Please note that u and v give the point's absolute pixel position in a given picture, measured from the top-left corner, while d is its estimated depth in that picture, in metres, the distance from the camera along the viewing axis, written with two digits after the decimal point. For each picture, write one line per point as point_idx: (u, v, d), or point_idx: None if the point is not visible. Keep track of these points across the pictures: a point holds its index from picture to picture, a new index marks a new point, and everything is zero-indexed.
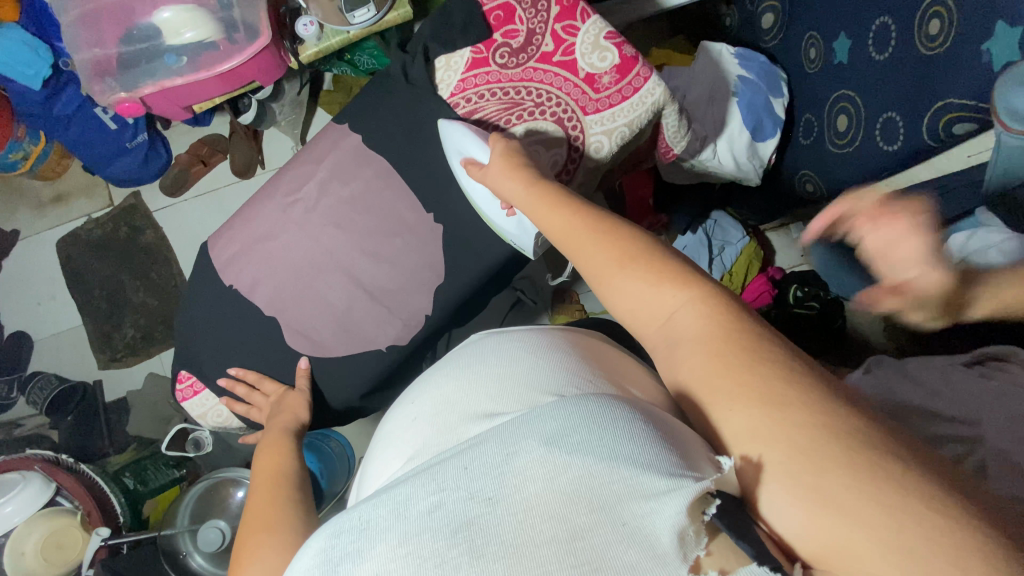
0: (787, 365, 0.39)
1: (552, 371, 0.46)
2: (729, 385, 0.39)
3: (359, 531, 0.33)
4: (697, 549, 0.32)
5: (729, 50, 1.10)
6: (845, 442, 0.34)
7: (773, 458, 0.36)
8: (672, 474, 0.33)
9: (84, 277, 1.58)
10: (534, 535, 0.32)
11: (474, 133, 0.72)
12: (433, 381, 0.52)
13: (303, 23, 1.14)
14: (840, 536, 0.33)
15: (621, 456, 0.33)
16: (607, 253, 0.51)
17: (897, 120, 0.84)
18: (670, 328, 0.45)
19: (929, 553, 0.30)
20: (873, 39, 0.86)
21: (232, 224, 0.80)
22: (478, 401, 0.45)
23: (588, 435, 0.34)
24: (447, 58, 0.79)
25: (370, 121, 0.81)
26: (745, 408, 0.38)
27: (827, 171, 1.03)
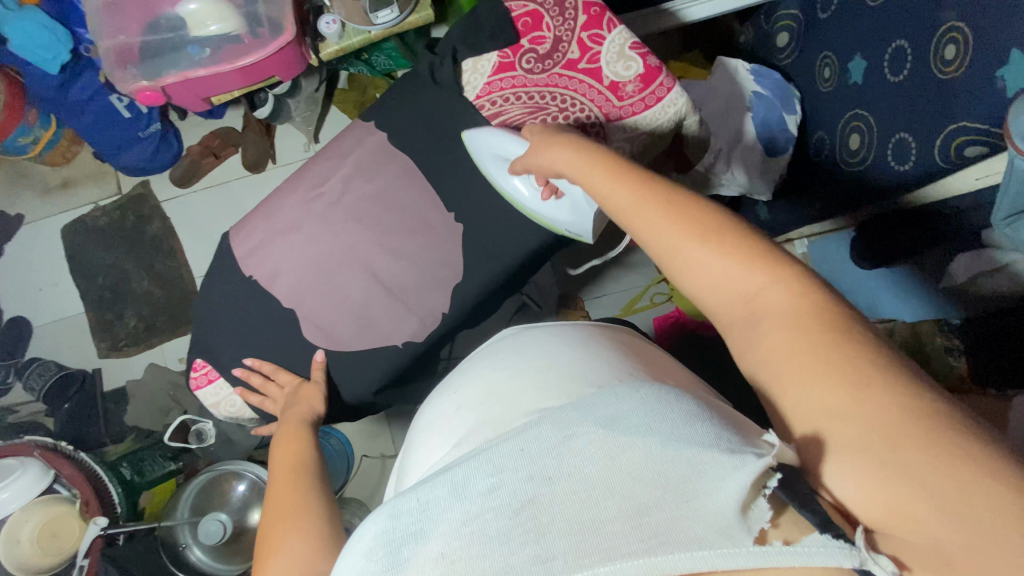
0: (870, 348, 0.39)
1: (601, 369, 0.48)
2: (806, 365, 0.40)
3: (419, 512, 0.35)
4: (763, 521, 0.34)
5: (744, 65, 1.12)
6: (923, 422, 0.35)
7: (847, 434, 0.37)
8: (733, 452, 0.35)
9: (89, 264, 1.58)
10: (602, 511, 0.33)
11: (501, 130, 0.72)
12: (475, 378, 0.54)
13: (326, 21, 1.15)
14: (909, 506, 0.34)
15: (679, 437, 0.35)
16: (678, 230, 0.49)
17: (909, 141, 0.86)
18: (754, 306, 0.45)
19: (1002, 526, 0.31)
20: (889, 61, 0.88)
21: (254, 215, 0.80)
22: (524, 393, 0.48)
23: (643, 417, 0.36)
24: (475, 61, 0.80)
25: (396, 120, 0.81)
26: (819, 387, 0.39)
27: (838, 187, 1.04)
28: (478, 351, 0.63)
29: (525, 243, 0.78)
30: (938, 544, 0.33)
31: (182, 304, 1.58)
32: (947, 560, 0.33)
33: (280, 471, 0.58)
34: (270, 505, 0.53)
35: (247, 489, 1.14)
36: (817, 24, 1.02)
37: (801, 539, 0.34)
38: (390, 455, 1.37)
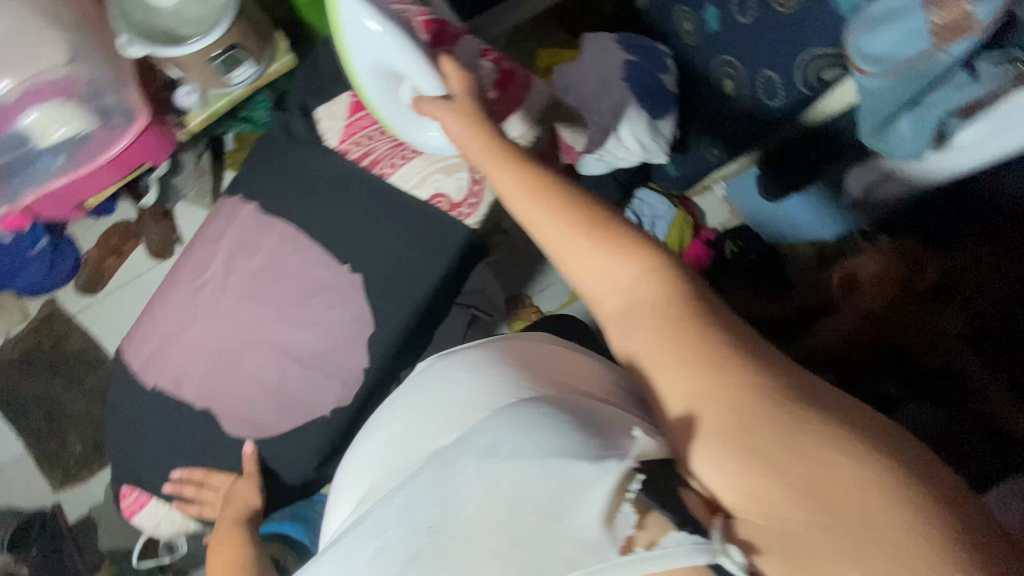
0: (735, 337, 0.42)
1: (485, 375, 0.49)
2: (678, 356, 0.42)
3: (343, 561, 0.43)
4: (629, 528, 0.37)
5: (612, 37, 1.13)
6: (772, 404, 0.39)
7: (711, 420, 0.40)
8: (597, 460, 0.39)
9: (14, 400, 1.49)
10: (486, 544, 0.39)
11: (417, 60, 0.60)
12: (383, 414, 0.55)
13: (183, 91, 1.10)
14: (762, 487, 0.38)
15: (551, 454, 0.39)
16: (566, 226, 0.49)
17: (774, 77, 0.87)
18: (632, 301, 0.46)
19: (836, 494, 0.36)
20: (733, 5, 0.89)
21: (143, 323, 0.77)
22: (423, 429, 0.49)
23: (519, 445, 0.40)
24: (330, 107, 0.79)
25: (261, 186, 0.78)
26: (689, 374, 0.42)
27: (728, 134, 1.04)
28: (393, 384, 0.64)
29: (424, 278, 0.76)
30: (782, 519, 0.37)
31: None
32: (790, 534, 0.37)
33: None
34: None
35: None
36: None
37: (664, 540, 0.36)
38: None
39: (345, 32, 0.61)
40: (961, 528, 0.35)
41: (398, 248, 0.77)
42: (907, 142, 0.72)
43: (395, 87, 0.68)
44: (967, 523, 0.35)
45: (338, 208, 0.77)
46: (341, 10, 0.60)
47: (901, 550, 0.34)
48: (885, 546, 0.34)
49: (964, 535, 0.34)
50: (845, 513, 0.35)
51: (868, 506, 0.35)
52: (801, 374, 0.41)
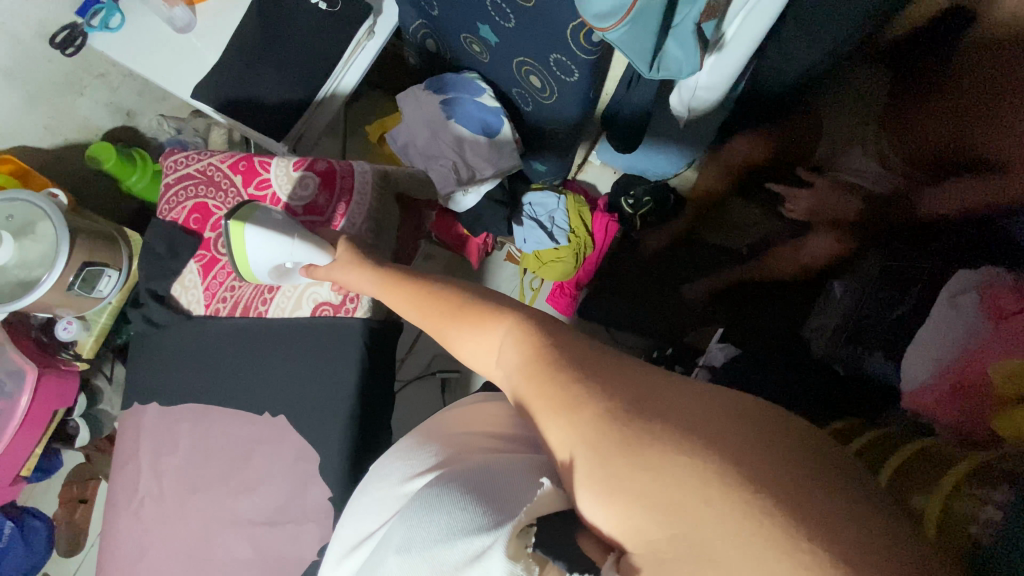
0: (582, 370, 0.41)
1: (416, 458, 0.53)
2: (542, 406, 0.41)
3: None
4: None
5: (422, 87, 1.20)
6: (621, 428, 0.36)
7: (581, 464, 0.38)
8: (491, 525, 0.39)
9: None
10: None
11: (307, 246, 0.73)
12: (347, 520, 0.59)
13: (63, 326, 1.10)
14: (631, 516, 0.35)
15: (452, 532, 0.41)
16: (451, 321, 0.53)
17: (562, 58, 0.91)
18: (504, 360, 0.46)
19: (691, 506, 0.32)
20: (496, 16, 0.95)
21: (120, 549, 0.81)
22: (375, 517, 0.53)
23: (433, 531, 0.42)
24: (183, 283, 0.85)
25: (162, 384, 0.84)
26: (553, 424, 0.40)
27: (562, 119, 1.09)
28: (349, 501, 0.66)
29: (343, 391, 0.77)
30: (650, 542, 0.34)
31: None
32: (661, 559, 0.34)
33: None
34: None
35: None
36: (437, 25, 1.10)
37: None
38: None
39: (248, 252, 0.73)
40: (813, 514, 0.30)
41: (304, 379, 0.78)
42: (683, 59, 0.77)
43: (284, 281, 0.78)
44: (822, 508, 0.30)
45: (236, 364, 0.81)
46: (246, 238, 0.72)
47: (750, 547, 0.30)
48: (739, 549, 0.31)
49: (823, 520, 0.30)
50: (702, 525, 0.32)
51: (716, 506, 0.32)
52: (661, 386, 0.39)
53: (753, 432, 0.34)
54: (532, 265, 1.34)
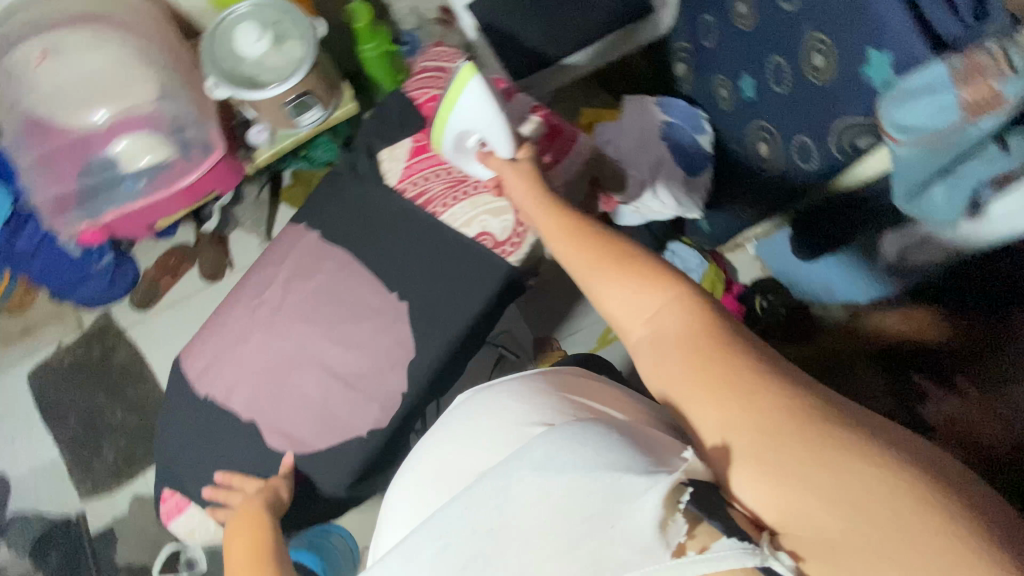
0: (751, 361, 0.48)
1: (533, 403, 0.58)
2: (706, 388, 0.48)
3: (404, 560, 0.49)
4: (678, 535, 0.44)
5: (654, 100, 1.23)
6: (797, 428, 0.44)
7: (750, 450, 0.45)
8: (650, 474, 0.45)
9: (59, 405, 1.58)
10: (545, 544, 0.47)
11: (506, 133, 0.70)
12: (440, 430, 0.64)
13: (256, 130, 1.21)
14: (797, 495, 0.43)
15: (601, 465, 0.46)
16: (607, 267, 0.57)
17: (808, 142, 0.94)
18: (656, 321, 0.53)
19: (863, 503, 0.41)
20: (770, 76, 0.96)
21: (207, 332, 0.82)
22: (482, 446, 0.57)
23: (580, 463, 0.46)
24: (392, 150, 0.86)
25: (327, 216, 0.85)
26: (719, 408, 0.47)
27: (761, 195, 1.10)
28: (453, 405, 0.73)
29: (468, 312, 0.81)
30: (816, 527, 0.42)
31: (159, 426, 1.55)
32: (830, 543, 0.41)
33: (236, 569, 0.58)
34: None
35: None
36: (700, 56, 1.13)
37: (711, 548, 0.44)
38: None
39: (459, 98, 0.68)
40: (955, 494, 0.40)
41: (446, 283, 0.81)
42: (942, 206, 0.75)
43: (457, 147, 0.74)
44: (960, 488, 0.41)
45: (395, 242, 0.83)
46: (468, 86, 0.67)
47: (916, 542, 0.39)
48: (907, 542, 0.39)
49: (968, 515, 0.39)
50: (873, 518, 0.40)
51: (892, 510, 0.40)
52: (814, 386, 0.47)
53: (900, 441, 0.43)
54: None
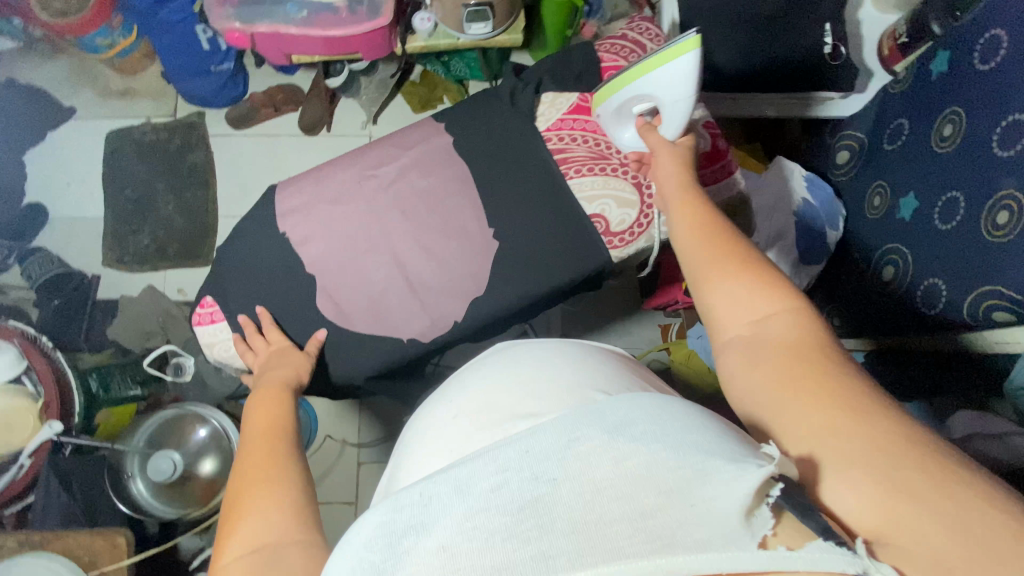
0: (858, 377, 0.44)
1: (583, 377, 0.57)
2: (807, 388, 0.44)
3: (422, 506, 0.38)
4: (766, 530, 0.36)
5: (801, 172, 1.18)
6: (913, 445, 0.38)
7: (849, 454, 0.40)
8: (739, 460, 0.37)
9: (123, 172, 1.61)
10: (605, 515, 0.35)
11: (673, 121, 0.70)
12: (483, 376, 0.61)
13: (422, 18, 1.21)
14: (909, 515, 0.36)
15: (684, 441, 0.38)
16: (723, 260, 0.55)
17: (941, 287, 0.92)
18: (757, 324, 0.50)
19: (989, 532, 0.34)
20: (938, 211, 0.93)
21: (309, 178, 0.83)
22: (522, 403, 0.54)
23: (654, 428, 0.39)
24: (554, 97, 0.82)
25: (468, 129, 0.82)
26: (817, 408, 0.42)
27: (861, 313, 1.11)
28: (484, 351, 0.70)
29: (552, 279, 0.78)
30: (926, 545, 0.35)
31: (199, 236, 1.58)
32: (942, 566, 0.34)
33: (248, 439, 0.59)
34: (238, 465, 0.56)
35: (208, 436, 1.10)
36: (874, 157, 1.10)
37: (801, 548, 0.35)
38: (350, 443, 1.47)
39: (641, 78, 0.69)
40: None
41: (545, 245, 0.78)
42: None
43: (617, 115, 0.75)
44: None
45: (517, 186, 0.80)
46: (654, 70, 0.67)
47: None
48: None
49: None
50: (1003, 553, 0.33)
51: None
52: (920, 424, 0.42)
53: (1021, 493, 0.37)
54: (677, 357, 1.40)
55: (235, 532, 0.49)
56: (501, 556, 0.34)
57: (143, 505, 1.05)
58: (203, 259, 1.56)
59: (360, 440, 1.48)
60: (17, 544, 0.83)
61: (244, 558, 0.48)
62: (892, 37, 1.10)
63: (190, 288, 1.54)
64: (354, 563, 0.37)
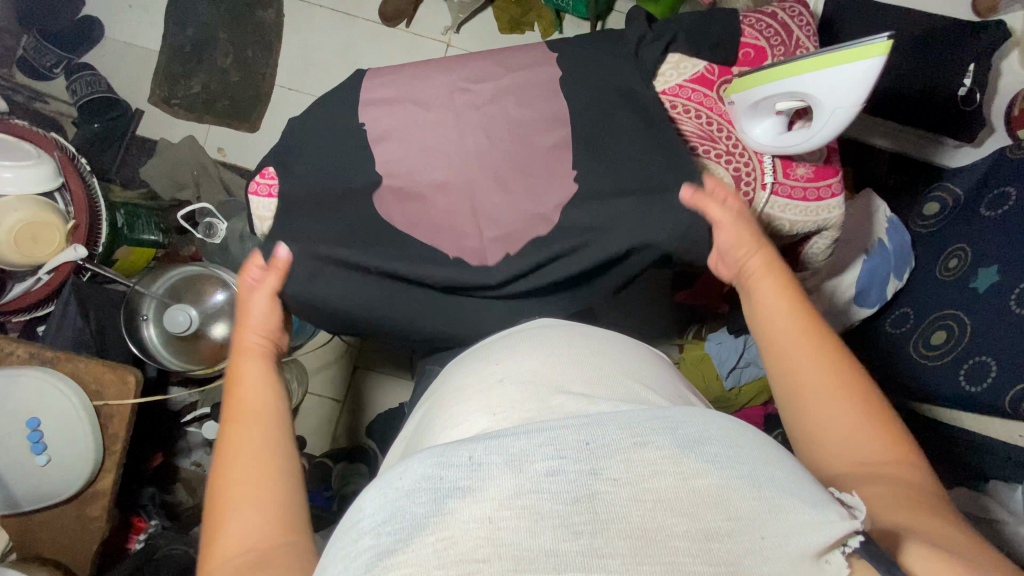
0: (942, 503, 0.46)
1: (637, 374, 0.56)
2: (918, 513, 0.44)
3: (469, 469, 0.36)
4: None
5: (886, 211, 1.13)
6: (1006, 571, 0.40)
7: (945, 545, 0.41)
8: (813, 505, 0.35)
9: (188, 10, 1.52)
10: (667, 525, 0.33)
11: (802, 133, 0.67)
12: (533, 346, 0.59)
13: None
14: None
15: (759, 478, 0.36)
16: (821, 365, 0.54)
17: (990, 367, 0.91)
18: (850, 443, 0.51)
19: None
20: (1017, 294, 0.90)
21: (401, 73, 0.78)
22: (572, 380, 0.53)
23: (728, 452, 0.37)
24: (680, 59, 0.77)
25: (580, 68, 0.76)
26: (927, 524, 0.44)
27: (893, 369, 1.09)
28: (525, 322, 0.69)
29: None
30: None
31: (250, 99, 1.51)
32: None
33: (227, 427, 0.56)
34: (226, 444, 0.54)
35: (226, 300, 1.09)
36: (964, 218, 1.05)
37: None
38: (352, 346, 1.48)
39: (757, 95, 0.67)
40: None
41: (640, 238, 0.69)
42: None
43: (748, 122, 0.72)
44: None
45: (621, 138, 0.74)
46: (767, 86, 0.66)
47: None
48: None
49: None
50: None
51: None
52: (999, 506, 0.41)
53: None
54: (689, 358, 1.37)
55: (232, 504, 0.49)
56: (551, 541, 0.33)
57: (151, 349, 1.05)
58: (250, 124, 1.51)
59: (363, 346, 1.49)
60: (30, 355, 0.85)
61: (243, 532, 0.47)
62: None
63: (230, 150, 1.50)
64: (394, 505, 0.36)
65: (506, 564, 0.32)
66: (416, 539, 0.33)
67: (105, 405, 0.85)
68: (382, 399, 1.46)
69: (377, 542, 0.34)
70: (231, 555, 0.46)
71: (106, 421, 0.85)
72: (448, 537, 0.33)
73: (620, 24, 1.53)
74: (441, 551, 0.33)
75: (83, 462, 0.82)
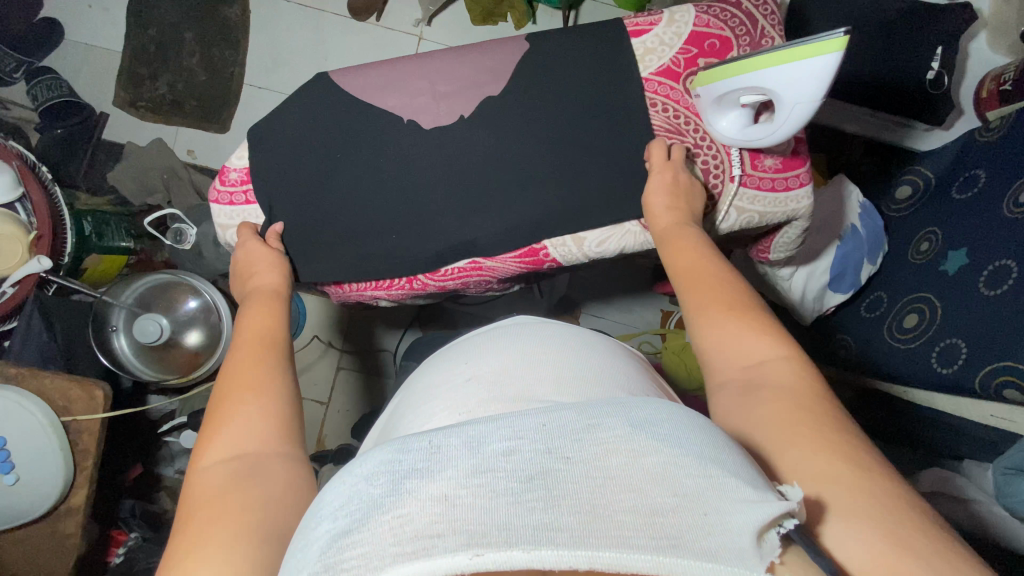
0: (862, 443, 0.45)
1: (599, 368, 0.56)
2: (807, 444, 0.44)
3: (428, 453, 0.36)
4: (773, 556, 0.33)
5: (858, 197, 1.14)
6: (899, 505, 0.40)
7: (846, 499, 0.41)
8: (755, 488, 0.35)
9: (149, 9, 1.47)
10: (615, 501, 0.32)
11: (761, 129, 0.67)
12: (499, 346, 0.59)
13: None
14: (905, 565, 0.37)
15: (707, 455, 0.36)
16: (704, 296, 0.58)
17: (960, 348, 0.92)
18: (742, 364, 0.53)
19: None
20: (985, 275, 0.91)
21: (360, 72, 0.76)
22: (537, 378, 0.53)
23: (683, 434, 0.37)
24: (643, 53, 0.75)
25: (551, 66, 0.75)
26: (825, 457, 0.43)
27: (869, 351, 1.11)
28: (494, 322, 0.69)
29: None
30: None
31: (218, 99, 1.48)
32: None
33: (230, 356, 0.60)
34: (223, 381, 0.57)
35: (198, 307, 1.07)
36: (935, 200, 1.06)
37: None
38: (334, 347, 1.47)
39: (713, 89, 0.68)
40: None
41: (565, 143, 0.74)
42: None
43: (713, 113, 0.71)
44: None
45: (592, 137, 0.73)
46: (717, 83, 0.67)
47: None
48: None
49: None
50: None
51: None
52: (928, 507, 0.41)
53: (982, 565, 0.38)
54: (672, 345, 1.38)
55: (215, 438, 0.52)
56: (503, 517, 0.31)
57: (121, 360, 1.04)
58: (220, 125, 1.48)
59: (343, 347, 1.48)
60: None
61: (224, 464, 0.50)
62: (996, 81, 1.02)
63: (200, 151, 1.47)
64: (352, 491, 0.36)
65: (456, 540, 0.31)
66: (369, 521, 0.32)
67: (72, 420, 0.83)
68: (365, 398, 1.45)
69: (335, 526, 0.34)
70: (204, 487, 0.48)
71: (74, 436, 0.83)
72: (401, 514, 0.32)
73: (593, 14, 1.52)
74: (396, 531, 0.31)
75: (50, 479, 0.81)
